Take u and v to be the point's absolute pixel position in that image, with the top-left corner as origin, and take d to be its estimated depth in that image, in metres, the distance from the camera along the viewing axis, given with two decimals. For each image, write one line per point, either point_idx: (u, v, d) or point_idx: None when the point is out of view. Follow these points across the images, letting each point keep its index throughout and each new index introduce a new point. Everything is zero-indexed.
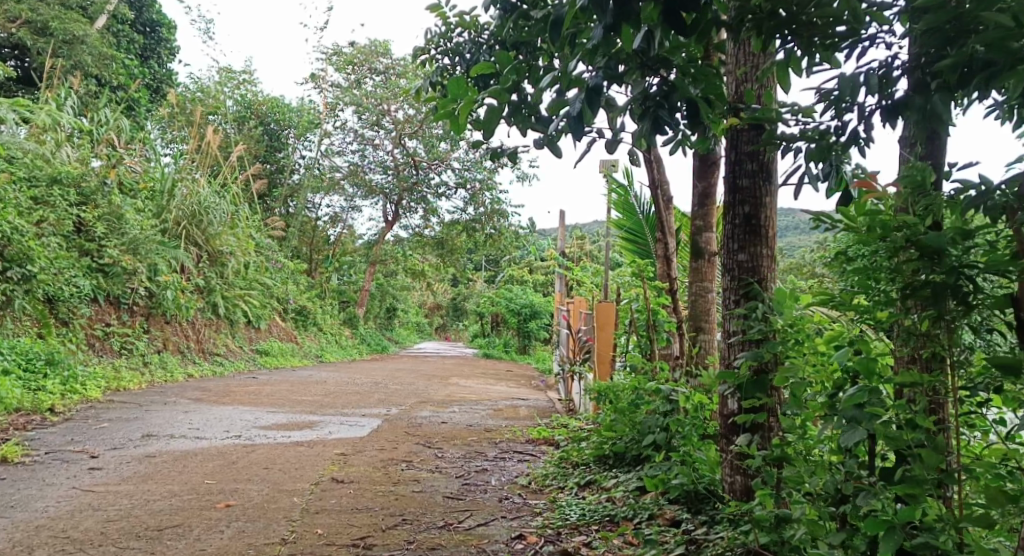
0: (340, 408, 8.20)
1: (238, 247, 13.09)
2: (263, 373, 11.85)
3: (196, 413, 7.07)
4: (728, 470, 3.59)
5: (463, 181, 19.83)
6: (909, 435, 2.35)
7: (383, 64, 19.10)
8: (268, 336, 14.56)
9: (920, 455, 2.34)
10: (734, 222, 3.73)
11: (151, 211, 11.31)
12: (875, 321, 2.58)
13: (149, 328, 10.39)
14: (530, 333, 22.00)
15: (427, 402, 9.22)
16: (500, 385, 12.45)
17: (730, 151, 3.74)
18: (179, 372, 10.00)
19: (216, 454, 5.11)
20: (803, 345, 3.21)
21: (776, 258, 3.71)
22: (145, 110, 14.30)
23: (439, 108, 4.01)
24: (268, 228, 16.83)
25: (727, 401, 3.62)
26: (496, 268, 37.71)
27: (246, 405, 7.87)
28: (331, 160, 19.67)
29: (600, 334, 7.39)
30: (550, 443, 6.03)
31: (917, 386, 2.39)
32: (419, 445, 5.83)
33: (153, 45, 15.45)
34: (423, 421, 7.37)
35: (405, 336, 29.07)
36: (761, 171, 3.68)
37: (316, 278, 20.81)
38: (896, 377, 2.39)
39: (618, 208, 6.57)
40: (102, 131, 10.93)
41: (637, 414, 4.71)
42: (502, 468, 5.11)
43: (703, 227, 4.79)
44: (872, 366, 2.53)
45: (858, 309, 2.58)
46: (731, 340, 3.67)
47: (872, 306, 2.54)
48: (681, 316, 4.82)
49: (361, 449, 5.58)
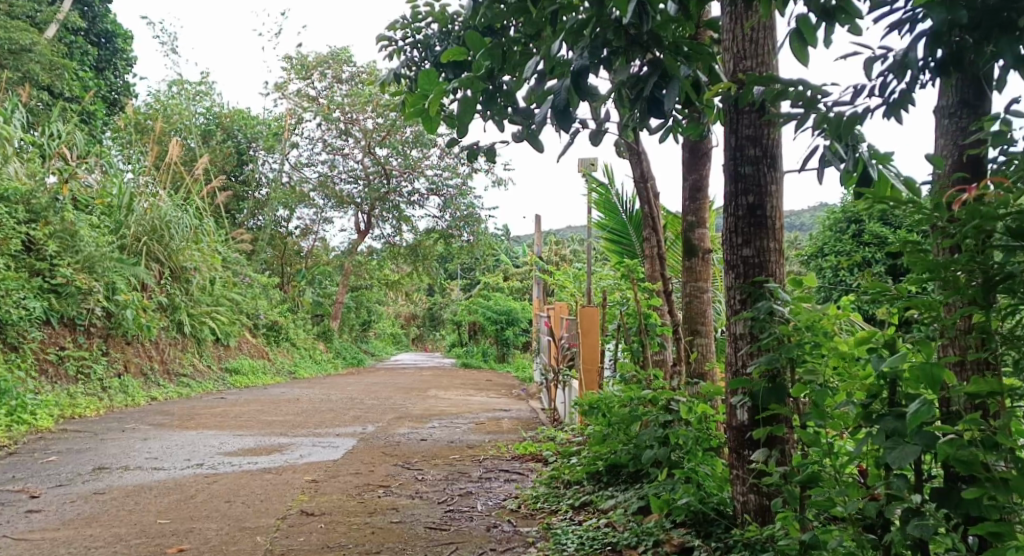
0: (313, 428, 7.75)
1: (203, 262, 12.57)
2: (231, 393, 11.33)
3: (155, 440, 6.58)
4: (739, 488, 3.22)
5: (436, 188, 19.47)
6: (985, 456, 2.03)
7: (348, 72, 18.69)
8: (238, 353, 14.03)
9: (1007, 478, 2.02)
10: (736, 213, 3.36)
11: (106, 227, 10.81)
12: (934, 318, 2.21)
13: (108, 350, 9.85)
14: (508, 340, 21.64)
15: (406, 417, 8.77)
16: (480, 396, 12.04)
17: (730, 136, 3.37)
18: (142, 396, 9.49)
19: (174, 487, 4.67)
20: (823, 347, 2.85)
21: (785, 251, 3.35)
22: (100, 124, 13.78)
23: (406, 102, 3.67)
24: (236, 241, 16.31)
25: (736, 412, 3.21)
26: (471, 277, 37.28)
27: (212, 429, 7.38)
28: (299, 172, 19.22)
29: (585, 340, 7.02)
30: (538, 459, 5.64)
31: (997, 394, 2.05)
32: (398, 467, 5.41)
33: (109, 56, 14.82)
34: (402, 439, 6.93)
35: (382, 348, 28.52)
36: (765, 157, 3.33)
37: (288, 292, 20.29)
38: (970, 387, 2.03)
39: (599, 208, 6.20)
40: (54, 145, 10.42)
41: (632, 426, 4.31)
42: (488, 490, 4.70)
43: (695, 223, 4.46)
44: (938, 373, 2.12)
45: (910, 303, 2.21)
46: (739, 344, 3.28)
47: (931, 304, 2.18)
48: (675, 319, 4.48)
49: (335, 474, 5.15)
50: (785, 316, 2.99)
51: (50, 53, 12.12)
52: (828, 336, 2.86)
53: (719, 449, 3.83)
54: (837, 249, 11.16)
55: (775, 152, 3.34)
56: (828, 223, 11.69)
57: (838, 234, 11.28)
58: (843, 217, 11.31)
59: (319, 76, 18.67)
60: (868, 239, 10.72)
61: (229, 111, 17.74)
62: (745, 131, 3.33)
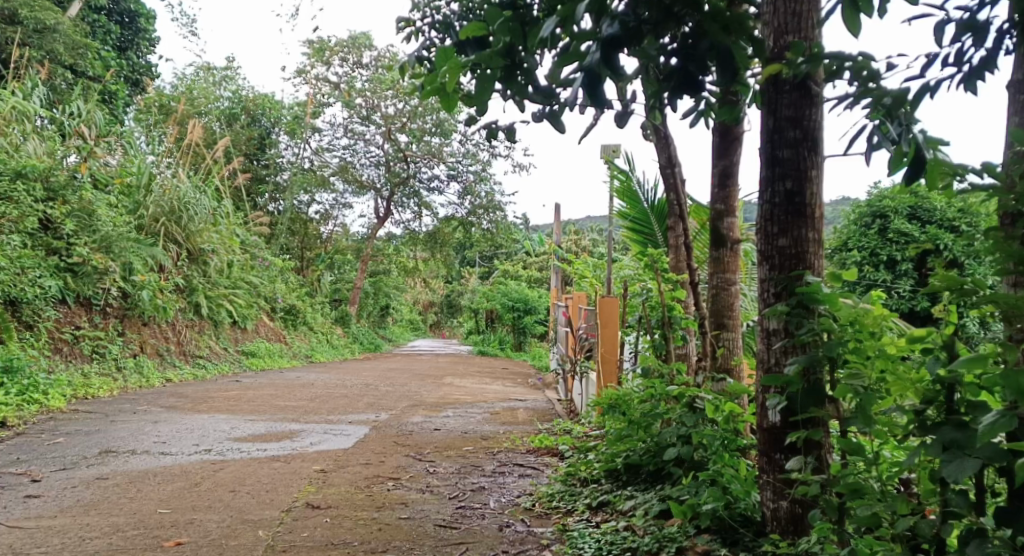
0: (325, 414, 7.61)
1: (221, 244, 12.46)
2: (247, 376, 11.24)
3: (166, 423, 6.47)
4: (769, 494, 3.04)
5: (456, 174, 19.29)
6: None
7: (369, 56, 18.52)
8: (255, 336, 13.95)
9: None
10: (772, 201, 3.15)
11: (125, 207, 10.71)
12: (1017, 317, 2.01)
13: (124, 330, 9.76)
14: (525, 329, 21.46)
15: (420, 405, 8.63)
16: (496, 385, 11.89)
17: (767, 118, 3.16)
18: (156, 377, 9.41)
19: (178, 474, 4.54)
20: (867, 348, 2.65)
21: (825, 242, 3.14)
22: (122, 103, 13.66)
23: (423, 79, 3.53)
24: (254, 224, 16.21)
25: (767, 412, 3.01)
26: (488, 264, 37.15)
27: (223, 413, 7.25)
28: (320, 156, 19.11)
29: (605, 331, 6.81)
30: (553, 454, 5.46)
31: None
32: (409, 458, 5.25)
33: (132, 36, 14.57)
34: (414, 428, 6.79)
35: (399, 334, 28.46)
36: (805, 140, 3.11)
37: (307, 276, 20.22)
38: None
39: (621, 197, 5.96)
40: (72, 123, 10.31)
41: (653, 424, 4.11)
42: (501, 486, 4.53)
43: (725, 211, 4.26)
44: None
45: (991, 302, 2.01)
46: (773, 340, 3.07)
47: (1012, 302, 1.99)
48: (701, 312, 4.28)
49: (344, 464, 5.01)
50: (825, 312, 2.80)
51: (73, 32, 11.95)
52: (872, 333, 2.68)
53: (745, 450, 3.63)
54: (863, 244, 10.90)
55: (817, 135, 3.12)
56: (853, 217, 11.42)
57: (863, 229, 11.01)
58: (869, 211, 11.05)
59: (340, 60, 18.51)
60: (895, 235, 10.47)
61: (252, 94, 17.61)
62: (785, 112, 3.12)
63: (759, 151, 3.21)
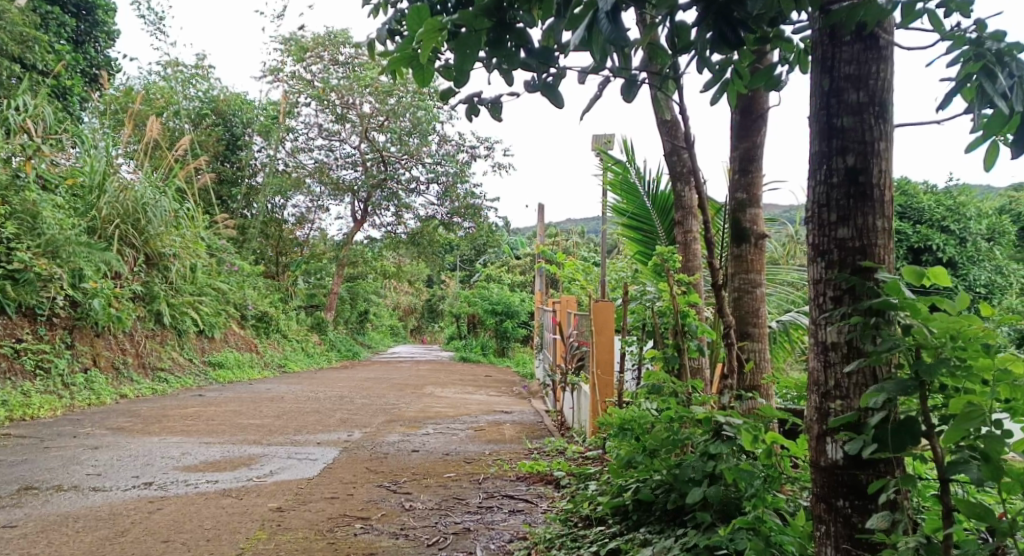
0: (291, 433, 6.88)
1: (184, 248, 11.64)
2: (212, 389, 10.45)
3: (108, 449, 5.70)
4: (830, 550, 2.45)
5: (435, 176, 18.57)
6: None
7: (346, 54, 17.75)
8: (224, 346, 13.14)
9: None
10: (829, 180, 2.55)
11: (74, 208, 9.85)
12: None
13: (73, 342, 8.93)
14: (507, 334, 20.78)
15: (397, 421, 7.92)
16: (478, 394, 11.23)
17: (822, 78, 2.59)
18: (109, 393, 8.62)
19: (104, 518, 3.81)
20: (974, 365, 2.18)
21: (894, 233, 2.53)
22: (78, 100, 12.74)
23: (390, 58, 2.89)
24: (221, 226, 15.35)
25: (828, 448, 2.44)
26: (470, 267, 36.42)
27: (177, 435, 6.49)
28: (296, 158, 18.40)
29: (599, 338, 6.10)
30: (547, 480, 4.80)
31: None
32: (382, 489, 4.57)
33: (89, 29, 13.58)
34: (389, 449, 6.10)
35: (378, 340, 27.61)
36: (871, 104, 2.52)
37: (282, 281, 19.42)
38: None
39: (615, 191, 5.34)
40: (16, 120, 9.35)
41: (671, 455, 3.46)
42: (489, 526, 3.89)
43: (746, 202, 3.78)
44: None
45: None
46: (831, 356, 2.48)
47: None
48: (728, 320, 3.50)
49: (305, 500, 4.30)
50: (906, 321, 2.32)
51: (20, 22, 11.08)
52: (985, 349, 2.17)
53: (784, 486, 3.06)
54: None
55: (886, 97, 2.54)
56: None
57: None
58: None
59: (315, 58, 17.74)
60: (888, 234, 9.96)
61: (223, 94, 16.74)
62: (845, 69, 2.54)
63: (810, 121, 2.62)
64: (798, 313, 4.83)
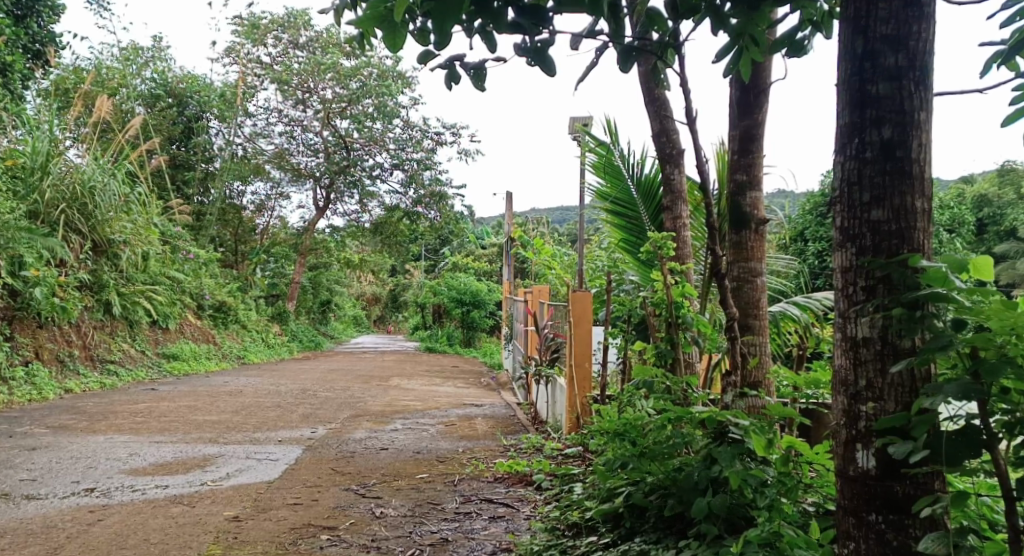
0: (250, 431, 6.48)
1: (136, 235, 11.06)
2: (165, 383, 9.96)
3: (47, 450, 5.25)
4: None
5: (400, 162, 18.11)
6: None
7: (306, 36, 17.36)
8: (179, 337, 12.60)
9: None
10: (861, 156, 2.23)
11: (14, 192, 9.25)
12: None
13: (13, 334, 8.39)
14: (474, 324, 20.46)
15: (363, 415, 7.58)
16: (444, 386, 10.88)
17: (855, 39, 2.25)
18: (52, 389, 8.11)
19: (36, 532, 3.40)
20: None
21: (933, 216, 2.23)
22: (21, 78, 12.06)
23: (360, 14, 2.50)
24: (176, 213, 14.74)
25: (861, 457, 2.15)
26: (433, 256, 35.95)
27: (124, 434, 6.05)
28: (255, 143, 17.83)
29: (577, 328, 5.78)
30: (527, 481, 4.49)
31: None
32: (348, 494, 4.22)
33: None
34: (354, 448, 5.74)
35: (340, 330, 27.08)
36: (911, 68, 2.20)
37: (240, 270, 18.83)
38: None
39: (599, 173, 5.02)
40: None
41: (672, 460, 3.14)
42: (469, 536, 3.56)
43: (747, 184, 3.50)
44: None
45: None
46: (863, 353, 2.17)
47: None
48: (732, 312, 3.16)
49: (265, 507, 3.94)
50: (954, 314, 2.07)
51: None
52: None
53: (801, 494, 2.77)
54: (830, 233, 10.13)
55: (926, 61, 2.22)
56: (808, 207, 10.64)
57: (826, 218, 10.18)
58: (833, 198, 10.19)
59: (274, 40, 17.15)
60: None
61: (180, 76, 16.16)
62: (881, 29, 2.21)
63: (837, 89, 2.30)
64: (786, 305, 4.47)
